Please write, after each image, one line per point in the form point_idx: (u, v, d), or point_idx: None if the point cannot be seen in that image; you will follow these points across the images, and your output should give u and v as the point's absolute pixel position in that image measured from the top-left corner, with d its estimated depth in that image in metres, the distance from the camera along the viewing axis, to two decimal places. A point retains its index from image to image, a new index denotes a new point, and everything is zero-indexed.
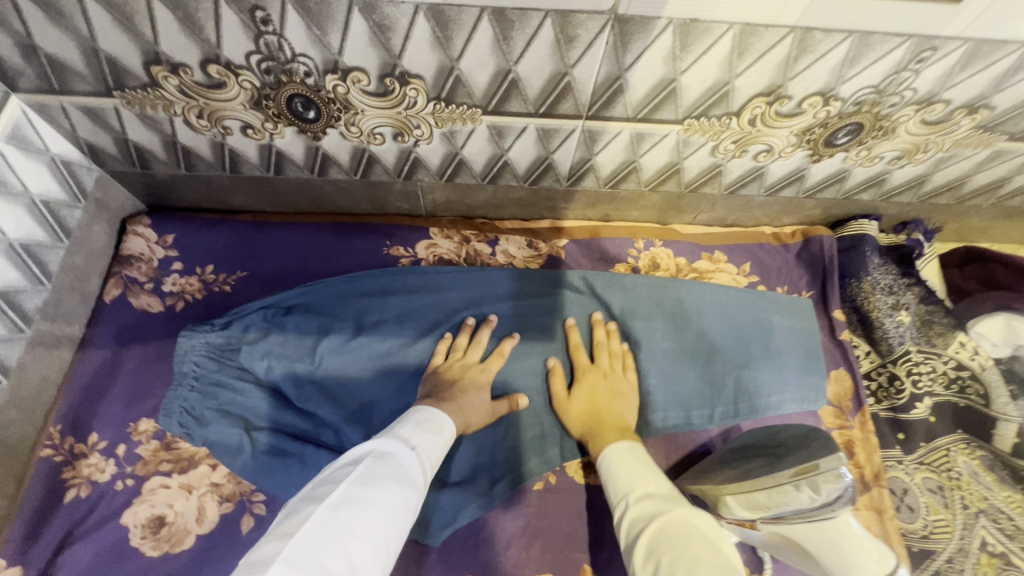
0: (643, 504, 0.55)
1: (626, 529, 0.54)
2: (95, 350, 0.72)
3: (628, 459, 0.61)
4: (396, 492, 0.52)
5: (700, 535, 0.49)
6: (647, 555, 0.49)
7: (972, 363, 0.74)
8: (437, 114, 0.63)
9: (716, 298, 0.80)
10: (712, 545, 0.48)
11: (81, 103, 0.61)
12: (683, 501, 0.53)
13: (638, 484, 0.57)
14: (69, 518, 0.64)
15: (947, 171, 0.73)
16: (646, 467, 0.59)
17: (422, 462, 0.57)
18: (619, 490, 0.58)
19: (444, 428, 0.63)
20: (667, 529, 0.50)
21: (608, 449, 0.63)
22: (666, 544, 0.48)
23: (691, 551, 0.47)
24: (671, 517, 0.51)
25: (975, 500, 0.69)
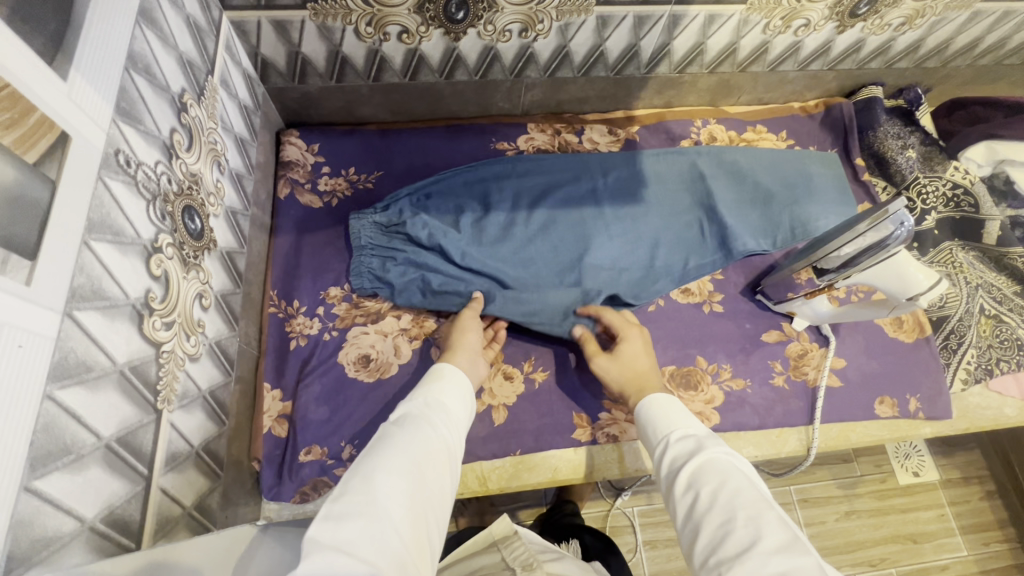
0: (682, 444, 0.61)
1: (669, 462, 0.60)
2: (281, 237, 0.87)
3: (664, 407, 0.67)
4: (421, 437, 0.54)
5: (738, 473, 0.55)
6: (687, 488, 0.56)
7: (965, 181, 0.97)
8: (560, 8, 0.79)
9: (765, 156, 1.00)
10: (751, 483, 0.54)
11: (277, 16, 0.75)
12: (729, 447, 0.59)
13: (679, 427, 0.63)
14: (299, 358, 0.80)
15: (937, 34, 0.94)
16: (683, 414, 0.65)
17: (441, 410, 0.60)
18: (660, 431, 0.64)
19: (447, 372, 0.66)
20: (705, 471, 0.55)
21: (643, 402, 0.69)
22: (708, 488, 0.54)
23: (732, 494, 0.52)
24: (706, 458, 0.57)
25: (974, 278, 0.93)
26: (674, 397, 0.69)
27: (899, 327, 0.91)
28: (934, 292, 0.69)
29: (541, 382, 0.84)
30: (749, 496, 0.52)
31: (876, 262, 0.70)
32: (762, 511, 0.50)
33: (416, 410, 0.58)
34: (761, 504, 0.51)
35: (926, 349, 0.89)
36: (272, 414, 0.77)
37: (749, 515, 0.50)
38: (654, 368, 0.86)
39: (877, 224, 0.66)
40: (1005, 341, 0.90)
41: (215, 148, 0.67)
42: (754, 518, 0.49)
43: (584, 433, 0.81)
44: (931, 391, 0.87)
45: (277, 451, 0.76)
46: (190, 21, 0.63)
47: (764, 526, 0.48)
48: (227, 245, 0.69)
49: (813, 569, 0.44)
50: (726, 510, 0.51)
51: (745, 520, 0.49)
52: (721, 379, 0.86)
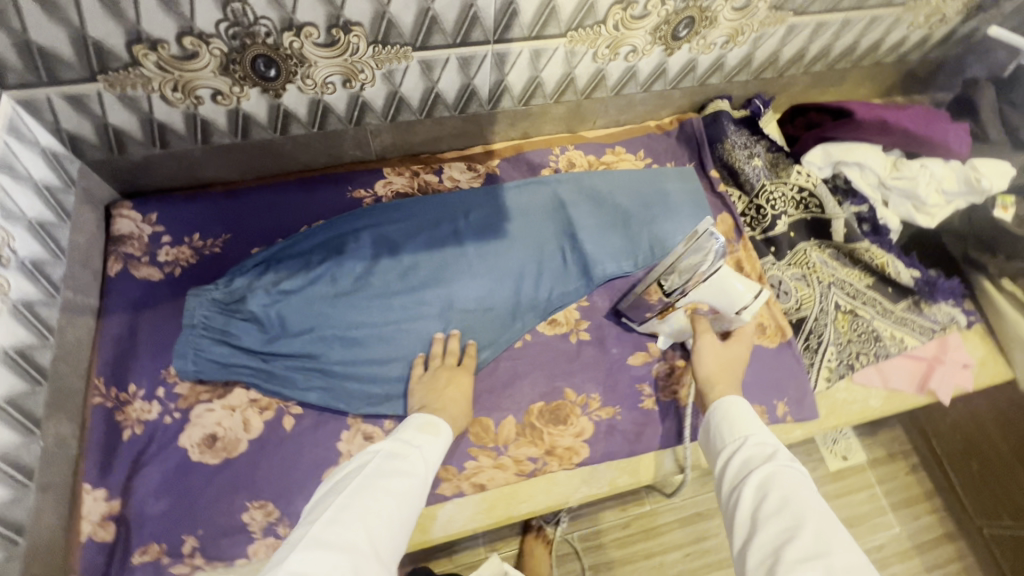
0: (757, 449, 0.61)
1: (740, 463, 0.61)
2: (113, 316, 0.81)
3: (737, 410, 0.67)
4: (400, 482, 0.60)
5: (810, 487, 0.55)
6: (757, 489, 0.57)
7: (808, 183, 0.99)
8: (377, 57, 0.78)
9: (622, 178, 1.02)
10: (813, 495, 0.54)
11: (68, 91, 0.70)
12: (797, 462, 0.58)
13: (754, 432, 0.64)
14: (133, 448, 0.74)
15: (763, 49, 0.98)
16: (752, 420, 0.66)
17: (419, 461, 0.64)
18: (735, 431, 0.65)
19: (441, 429, 0.70)
20: (776, 478, 0.56)
21: (719, 401, 0.70)
22: (780, 490, 0.55)
23: (804, 502, 0.53)
24: (775, 467, 0.57)
25: (826, 277, 0.95)
26: (748, 405, 0.69)
27: (763, 333, 0.92)
28: (755, 303, 0.76)
29: None
30: (820, 507, 0.53)
31: (703, 283, 0.74)
32: (834, 530, 0.50)
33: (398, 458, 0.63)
34: (830, 522, 0.51)
35: (788, 351, 0.91)
36: (93, 518, 0.69)
37: (818, 525, 0.50)
38: (522, 407, 0.84)
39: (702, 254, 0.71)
40: (860, 334, 0.93)
41: None
42: (821, 529, 0.50)
43: (449, 486, 0.78)
44: (797, 394, 0.88)
45: (100, 558, 0.68)
46: None
47: (834, 540, 0.49)
48: (17, 342, 0.64)
49: None
50: (796, 514, 0.52)
51: (814, 530, 0.50)
52: (591, 410, 0.85)
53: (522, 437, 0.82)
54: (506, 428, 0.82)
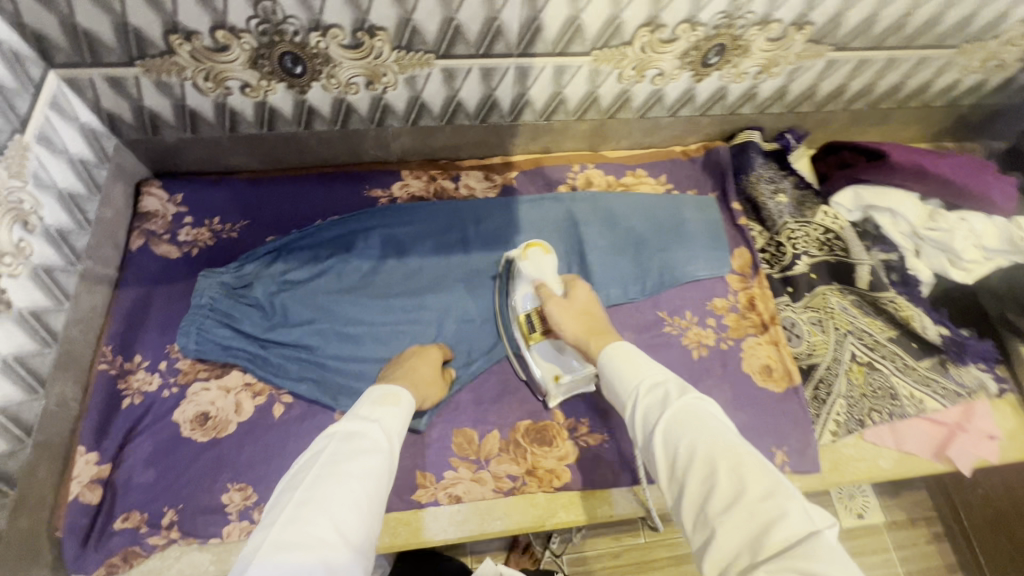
0: (653, 395, 0.59)
1: (643, 419, 0.59)
2: (129, 288, 0.85)
3: (629, 358, 0.65)
4: (363, 463, 0.56)
5: (712, 418, 0.54)
6: (666, 446, 0.55)
7: (834, 225, 0.95)
8: (400, 62, 0.79)
9: (639, 202, 1.00)
10: (718, 427, 0.53)
11: (109, 73, 0.75)
12: (693, 389, 0.58)
13: (647, 376, 0.62)
14: (129, 416, 0.77)
15: (799, 82, 0.95)
16: (645, 364, 0.64)
17: (381, 436, 0.61)
18: (628, 382, 0.63)
19: (402, 398, 0.66)
20: (679, 422, 0.55)
21: (605, 350, 0.69)
22: (688, 438, 0.53)
23: (710, 441, 0.51)
24: (678, 407, 0.56)
25: (844, 323, 0.90)
26: (628, 342, 0.70)
27: (768, 375, 0.88)
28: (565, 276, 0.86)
29: None
30: (728, 442, 0.52)
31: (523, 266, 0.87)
32: (742, 454, 0.50)
33: (357, 438, 0.58)
34: (740, 447, 0.51)
35: (794, 399, 0.86)
36: (82, 479, 0.72)
37: (730, 464, 0.49)
38: (508, 423, 0.83)
39: (522, 260, 0.87)
40: (875, 388, 0.87)
41: (19, 207, 0.66)
42: (736, 465, 0.49)
43: (425, 494, 0.78)
44: (798, 444, 0.84)
45: (83, 520, 0.71)
46: None
47: (748, 470, 0.48)
48: (32, 305, 0.67)
49: (799, 515, 0.44)
50: (707, 462, 0.50)
51: (727, 470, 0.49)
52: (578, 434, 0.83)
53: (505, 454, 0.81)
54: (489, 442, 0.81)
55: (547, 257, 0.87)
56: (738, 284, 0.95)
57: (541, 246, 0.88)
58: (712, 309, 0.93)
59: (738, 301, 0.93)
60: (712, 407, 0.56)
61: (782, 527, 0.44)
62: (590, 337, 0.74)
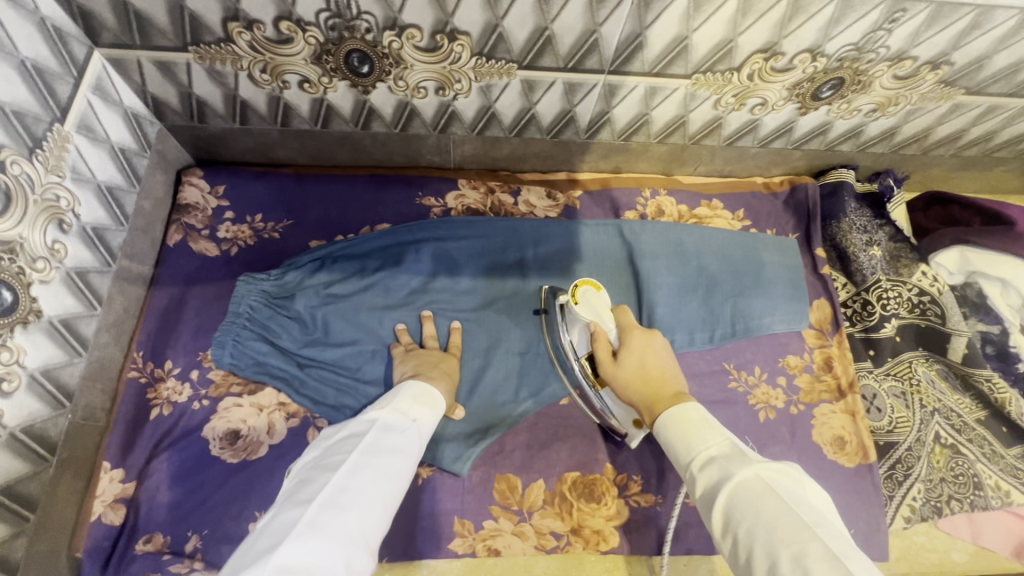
0: (709, 470, 0.53)
1: (702, 498, 0.53)
2: (164, 288, 0.79)
3: (686, 417, 0.58)
4: (394, 460, 0.56)
5: (771, 490, 0.48)
6: (725, 528, 0.49)
7: (932, 288, 0.87)
8: (477, 69, 0.70)
9: (714, 237, 0.90)
10: (778, 502, 0.47)
11: (157, 57, 0.67)
12: (752, 459, 0.52)
13: (702, 447, 0.55)
14: (157, 429, 0.72)
15: (914, 123, 0.84)
16: (706, 426, 0.57)
17: (413, 436, 0.60)
18: (688, 452, 0.56)
19: (438, 403, 0.66)
20: (736, 510, 0.48)
21: (662, 416, 0.60)
22: (744, 524, 0.47)
23: (770, 522, 0.46)
24: (738, 484, 0.50)
25: (932, 400, 0.83)
26: (700, 407, 0.60)
27: (841, 449, 0.80)
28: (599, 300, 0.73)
29: (426, 478, 0.75)
30: (785, 514, 0.46)
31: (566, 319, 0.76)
32: (804, 533, 0.44)
33: (393, 435, 0.58)
34: (803, 524, 0.45)
35: (867, 477, 0.79)
36: (105, 498, 0.68)
37: (792, 549, 0.43)
38: (556, 473, 0.77)
39: (574, 306, 0.73)
40: (959, 475, 0.79)
41: (55, 205, 0.60)
42: (797, 545, 0.43)
43: (462, 544, 0.72)
44: (868, 527, 0.76)
45: (106, 542, 0.67)
46: (26, 66, 0.56)
47: (812, 553, 0.42)
48: (63, 312, 0.62)
49: None
50: (768, 551, 0.45)
51: (790, 560, 0.43)
52: (631, 494, 0.77)
53: (549, 507, 0.75)
54: (534, 492, 0.75)
55: (599, 294, 0.74)
56: (815, 341, 0.87)
57: (590, 283, 0.74)
58: (784, 367, 0.85)
59: (814, 361, 0.85)
60: (782, 474, 0.50)
61: None
62: (647, 404, 0.64)
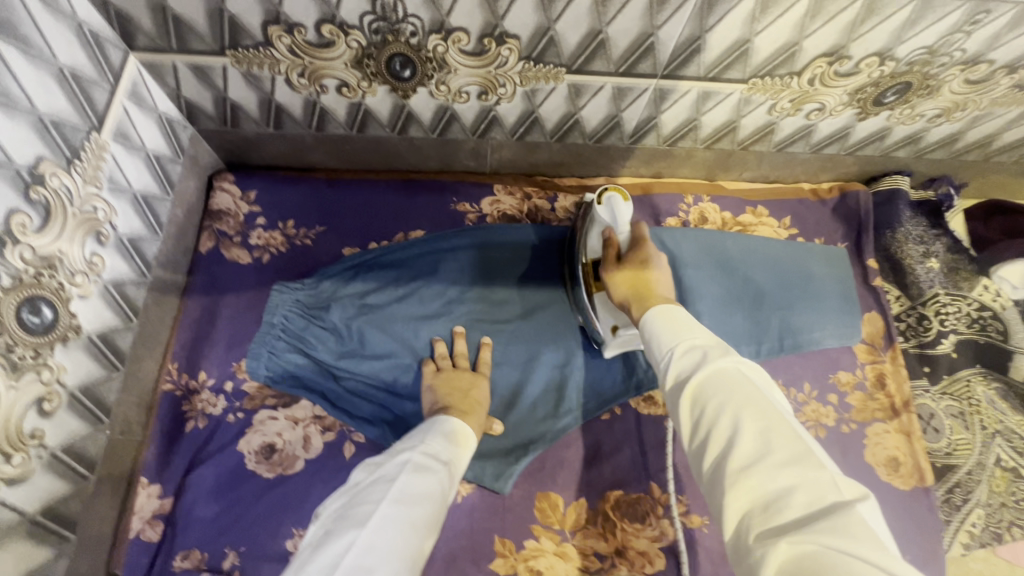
0: (686, 358, 0.46)
1: (667, 378, 0.47)
2: (197, 297, 0.78)
3: (670, 317, 0.52)
4: (427, 508, 0.51)
5: (750, 382, 0.42)
6: (689, 400, 0.44)
7: (994, 304, 0.84)
8: (524, 73, 0.67)
9: (760, 247, 0.87)
10: (758, 395, 0.41)
11: (193, 61, 0.65)
12: (733, 349, 0.46)
13: (685, 337, 0.49)
14: (193, 444, 0.71)
15: (979, 129, 0.80)
16: (690, 323, 0.51)
17: (447, 479, 0.55)
18: (667, 344, 0.49)
19: (469, 441, 0.62)
20: (708, 383, 0.43)
21: (648, 312, 0.54)
22: (714, 397, 0.42)
23: (741, 400, 0.40)
24: (710, 369, 0.44)
25: (992, 421, 0.79)
26: (684, 310, 0.53)
27: (895, 470, 0.77)
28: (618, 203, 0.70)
29: (465, 495, 0.73)
30: (764, 404, 0.40)
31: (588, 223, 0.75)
32: (778, 429, 0.39)
33: (425, 479, 0.53)
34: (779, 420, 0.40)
35: (924, 500, 0.75)
36: (144, 514, 0.67)
37: (759, 425, 0.39)
38: (598, 492, 0.75)
39: (597, 206, 0.72)
40: (1021, 500, 0.76)
41: (93, 217, 0.58)
42: (770, 429, 0.39)
43: (504, 564, 0.70)
44: (925, 554, 0.73)
45: (145, 558, 0.66)
46: (64, 74, 0.54)
47: (782, 448, 0.38)
48: (101, 327, 0.61)
49: (827, 487, 0.35)
50: (733, 422, 0.40)
51: (756, 438, 0.39)
52: (675, 514, 0.74)
53: (592, 527, 0.73)
54: (576, 512, 0.73)
55: (624, 206, 0.70)
56: (866, 356, 0.83)
57: (618, 191, 0.71)
58: (834, 384, 0.81)
59: (866, 377, 0.82)
60: (753, 365, 0.44)
61: (810, 498, 0.35)
62: (635, 305, 0.60)
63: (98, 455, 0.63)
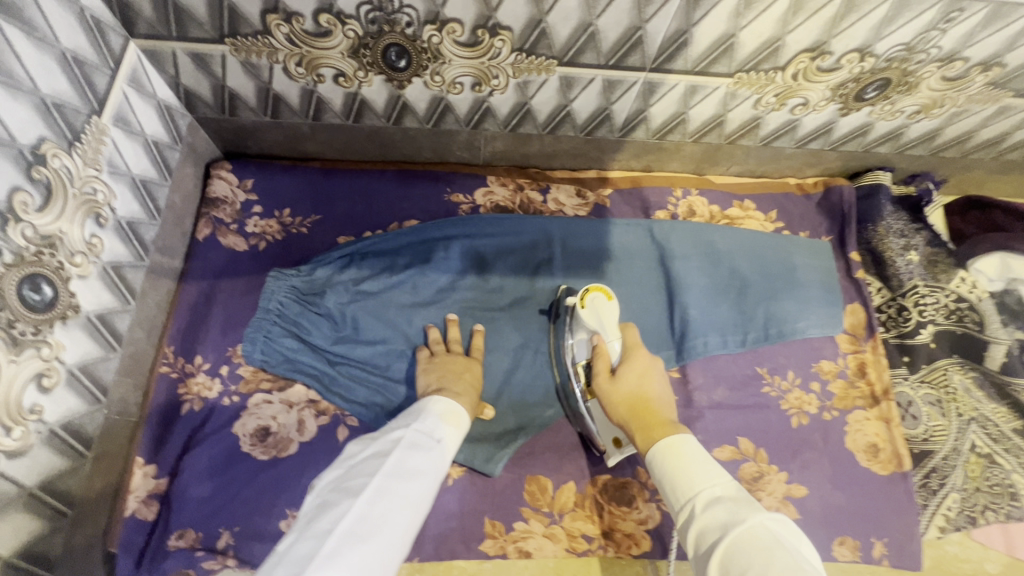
0: (712, 512, 0.47)
1: (694, 547, 0.47)
2: (193, 282, 0.79)
3: (683, 453, 0.52)
4: (419, 484, 0.53)
5: (778, 542, 0.42)
6: (720, 570, 0.43)
7: (971, 296, 0.86)
8: (516, 65, 0.69)
9: (747, 240, 0.89)
10: (785, 554, 0.41)
11: (192, 49, 0.66)
12: (758, 505, 0.46)
13: (703, 488, 0.49)
14: (188, 426, 0.72)
15: (958, 126, 0.83)
16: (707, 466, 0.51)
17: (440, 456, 0.57)
18: (682, 494, 0.50)
19: (463, 421, 0.63)
20: (732, 559, 0.43)
21: (658, 449, 0.54)
22: (741, 563, 0.42)
23: (769, 570, 0.40)
24: (737, 532, 0.44)
25: (968, 409, 0.81)
26: (694, 442, 0.54)
27: (873, 456, 0.79)
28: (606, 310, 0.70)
29: (456, 479, 0.74)
30: (788, 560, 0.40)
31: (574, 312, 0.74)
32: None
33: (418, 456, 0.55)
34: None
35: (902, 485, 0.77)
36: (139, 494, 0.68)
37: None
38: (587, 475, 0.76)
39: (580, 309, 0.71)
40: (994, 486, 0.77)
41: (93, 199, 0.59)
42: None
43: (493, 546, 0.72)
44: (901, 536, 0.75)
45: (140, 537, 0.67)
46: (67, 57, 0.55)
47: None
48: (100, 307, 0.62)
49: None
50: None
51: None
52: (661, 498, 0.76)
53: (580, 510, 0.74)
54: (565, 495, 0.75)
55: (609, 303, 0.71)
56: (848, 346, 0.86)
57: (603, 290, 0.72)
58: (817, 372, 0.84)
59: (847, 367, 0.84)
60: (781, 520, 0.44)
61: None
62: (640, 429, 0.58)
63: (94, 433, 0.64)
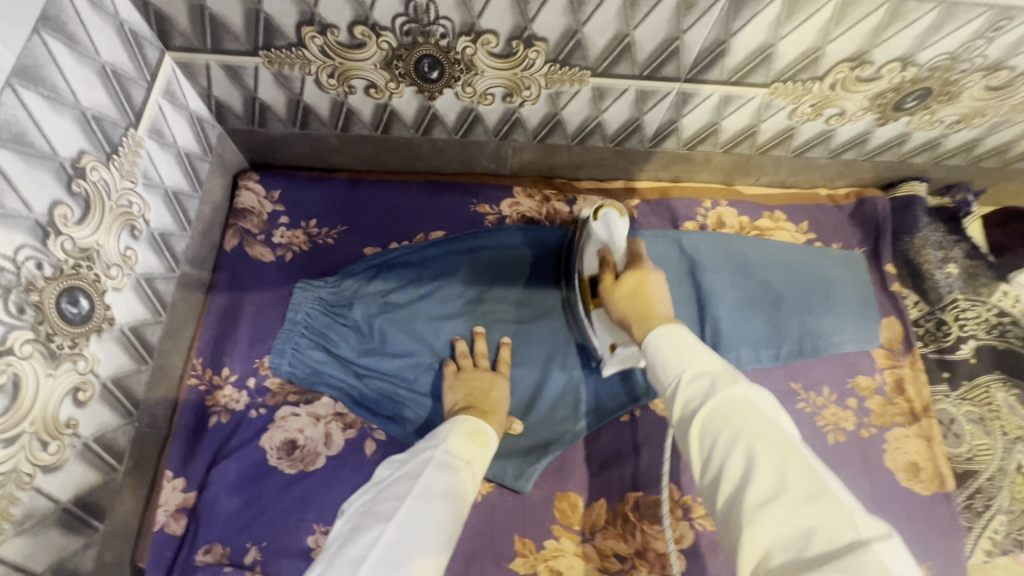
0: (696, 385, 0.46)
1: (679, 410, 0.46)
2: (221, 294, 0.79)
3: (673, 340, 0.51)
4: (451, 506, 0.51)
5: (760, 413, 0.42)
6: (703, 440, 0.43)
7: (1013, 310, 0.84)
8: (549, 75, 0.68)
9: (779, 252, 0.87)
10: (764, 422, 0.41)
11: (226, 61, 0.66)
12: (742, 377, 0.45)
13: (691, 363, 0.48)
14: (216, 439, 0.71)
15: (999, 135, 0.81)
16: (694, 347, 0.50)
17: (470, 479, 0.55)
18: (669, 368, 0.49)
19: (490, 440, 0.61)
20: (719, 416, 0.43)
21: (651, 335, 0.53)
22: (724, 430, 0.42)
23: (750, 441, 0.40)
24: (718, 401, 0.43)
25: (1014, 428, 0.78)
26: (688, 330, 0.53)
27: (915, 475, 0.76)
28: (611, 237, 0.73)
29: (485, 496, 0.73)
30: (770, 430, 0.40)
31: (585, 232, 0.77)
32: (791, 458, 0.38)
33: (448, 478, 0.53)
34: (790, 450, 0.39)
35: (945, 506, 0.75)
36: (168, 508, 0.68)
37: (775, 462, 0.39)
38: (618, 492, 0.74)
39: (592, 222, 0.74)
40: None
41: (128, 212, 0.59)
42: (782, 466, 0.38)
43: (524, 564, 0.70)
44: (946, 560, 0.73)
45: (168, 552, 0.67)
46: (106, 71, 0.55)
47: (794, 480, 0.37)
48: (132, 319, 0.62)
49: (843, 525, 0.34)
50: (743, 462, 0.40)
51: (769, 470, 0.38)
52: (695, 517, 0.74)
53: (612, 528, 0.72)
54: (596, 513, 0.73)
55: (621, 220, 0.73)
56: (885, 361, 0.83)
57: (615, 206, 0.74)
58: (854, 389, 0.81)
59: (885, 383, 0.82)
60: (762, 395, 0.44)
61: (825, 534, 0.34)
62: (636, 318, 0.59)
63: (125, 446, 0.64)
